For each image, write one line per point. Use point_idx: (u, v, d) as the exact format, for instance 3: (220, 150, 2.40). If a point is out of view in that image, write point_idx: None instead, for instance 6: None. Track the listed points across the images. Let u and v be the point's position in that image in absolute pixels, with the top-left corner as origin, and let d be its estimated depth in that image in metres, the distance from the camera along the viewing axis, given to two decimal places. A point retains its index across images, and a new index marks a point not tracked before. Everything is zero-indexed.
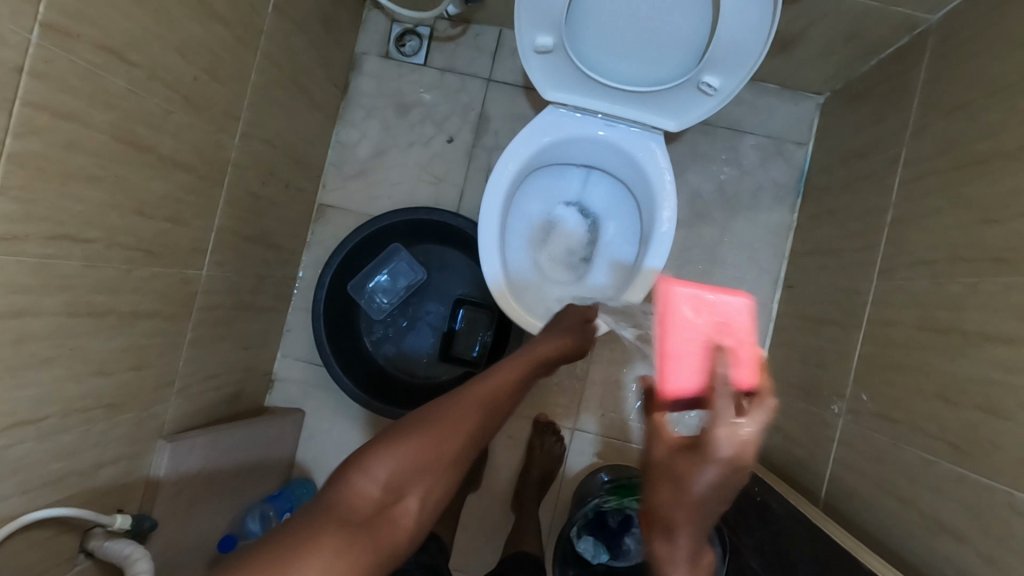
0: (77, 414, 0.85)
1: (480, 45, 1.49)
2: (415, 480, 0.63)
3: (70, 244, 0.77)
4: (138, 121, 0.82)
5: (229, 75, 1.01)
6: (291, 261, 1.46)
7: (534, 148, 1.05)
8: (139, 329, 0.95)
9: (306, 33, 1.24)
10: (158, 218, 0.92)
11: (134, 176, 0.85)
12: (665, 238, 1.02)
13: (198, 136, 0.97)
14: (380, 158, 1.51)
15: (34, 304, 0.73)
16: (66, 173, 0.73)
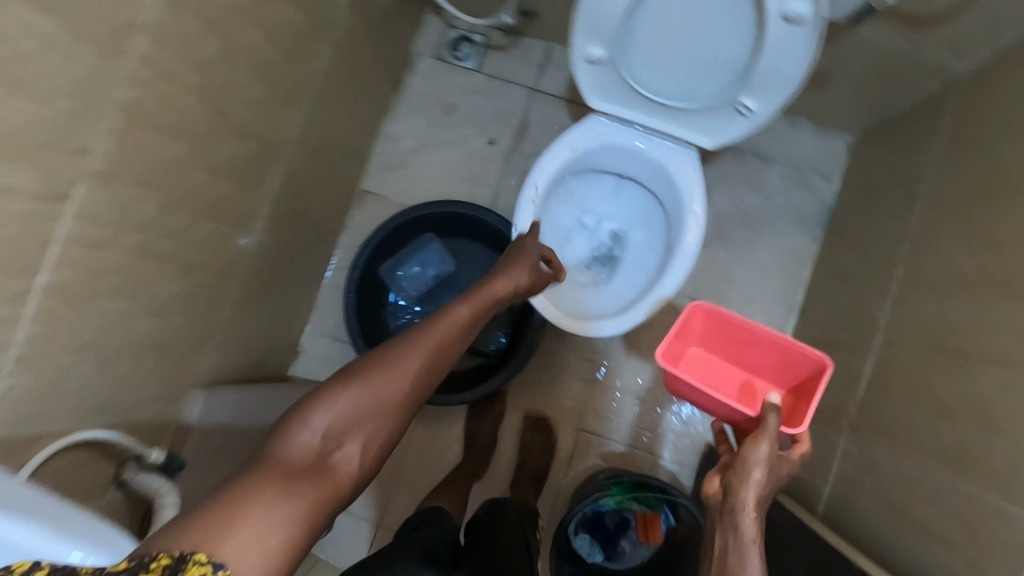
0: (130, 349, 0.92)
1: (529, 56, 1.57)
2: (354, 440, 0.70)
3: (149, 190, 0.84)
4: (220, 87, 0.90)
5: (301, 57, 1.09)
6: (328, 241, 1.53)
7: (573, 153, 1.13)
8: (192, 281, 1.02)
9: (371, 29, 1.33)
10: (223, 179, 1.00)
11: (209, 137, 0.92)
12: (688, 252, 1.08)
13: (267, 109, 1.05)
14: (424, 154, 1.59)
15: (111, 238, 0.80)
16: (158, 124, 0.81)
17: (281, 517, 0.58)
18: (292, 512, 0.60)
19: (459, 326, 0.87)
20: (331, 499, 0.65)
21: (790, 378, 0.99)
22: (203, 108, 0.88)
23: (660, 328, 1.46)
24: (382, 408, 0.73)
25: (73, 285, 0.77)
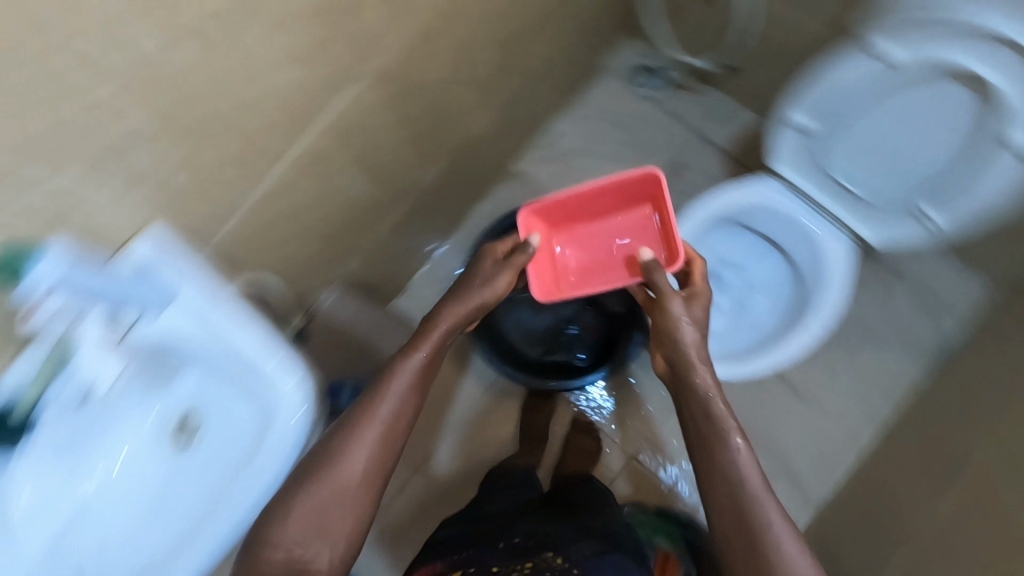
0: (302, 226, 1.01)
1: (707, 106, 1.63)
2: (334, 525, 0.74)
3: (387, 91, 0.94)
4: (469, 24, 1.00)
5: (529, 27, 1.18)
6: (464, 206, 1.59)
7: (734, 206, 1.21)
8: (369, 188, 1.11)
9: (585, 24, 1.41)
10: (432, 107, 1.09)
11: (442, 65, 1.02)
12: (817, 325, 1.13)
13: (486, 64, 1.15)
14: (578, 159, 1.65)
15: (345, 120, 0.90)
16: (422, 42, 0.92)
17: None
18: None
19: (422, 370, 0.81)
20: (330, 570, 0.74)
21: (638, 196, 1.05)
22: (453, 39, 0.99)
23: (746, 398, 1.46)
24: (357, 441, 0.76)
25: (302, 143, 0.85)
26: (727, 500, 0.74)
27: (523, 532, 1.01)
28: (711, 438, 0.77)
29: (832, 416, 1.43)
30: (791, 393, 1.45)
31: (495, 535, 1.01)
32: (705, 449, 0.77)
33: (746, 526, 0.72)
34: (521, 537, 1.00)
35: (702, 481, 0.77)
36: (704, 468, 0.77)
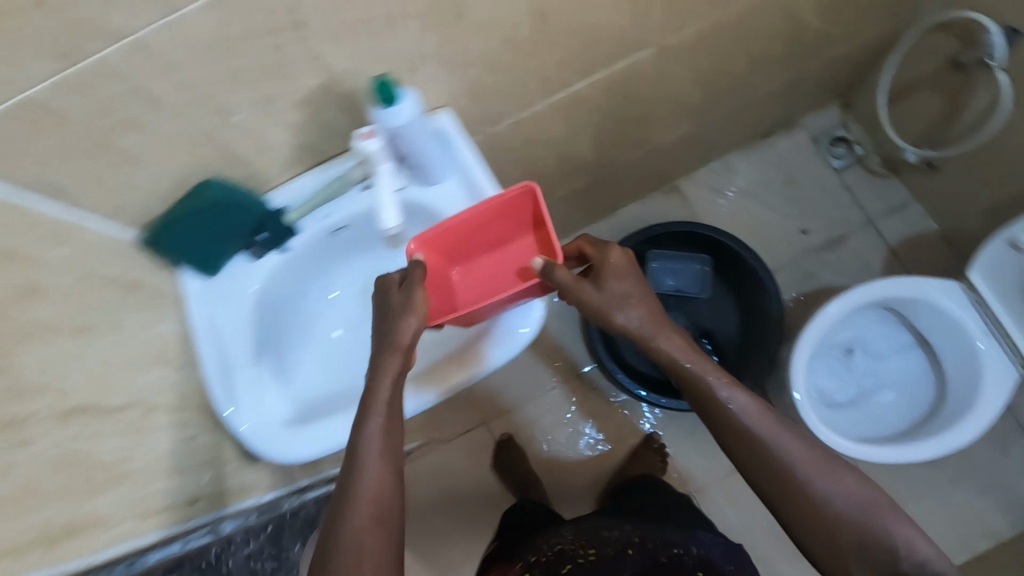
0: (519, 163, 1.05)
1: (887, 196, 1.62)
2: (378, 455, 0.62)
3: (657, 71, 0.98)
4: (749, 34, 1.04)
5: (784, 54, 1.20)
6: (622, 201, 1.61)
7: (905, 294, 1.16)
8: (580, 153, 1.15)
9: (819, 73, 1.41)
10: (673, 97, 1.12)
11: (707, 63, 1.05)
12: (953, 442, 1.08)
13: (732, 77, 1.18)
14: (742, 199, 1.65)
15: (616, 83, 0.94)
16: (710, 38, 0.96)
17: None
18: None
19: (399, 385, 0.66)
20: (390, 516, 0.60)
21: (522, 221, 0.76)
22: (731, 41, 1.02)
23: None
24: (402, 302, 0.67)
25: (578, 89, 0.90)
26: (750, 455, 0.66)
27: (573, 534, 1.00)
28: (720, 400, 0.68)
29: None
30: None
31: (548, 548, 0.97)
32: (699, 406, 0.71)
33: (778, 472, 0.65)
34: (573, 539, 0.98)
35: (725, 448, 0.69)
36: (726, 433, 0.68)
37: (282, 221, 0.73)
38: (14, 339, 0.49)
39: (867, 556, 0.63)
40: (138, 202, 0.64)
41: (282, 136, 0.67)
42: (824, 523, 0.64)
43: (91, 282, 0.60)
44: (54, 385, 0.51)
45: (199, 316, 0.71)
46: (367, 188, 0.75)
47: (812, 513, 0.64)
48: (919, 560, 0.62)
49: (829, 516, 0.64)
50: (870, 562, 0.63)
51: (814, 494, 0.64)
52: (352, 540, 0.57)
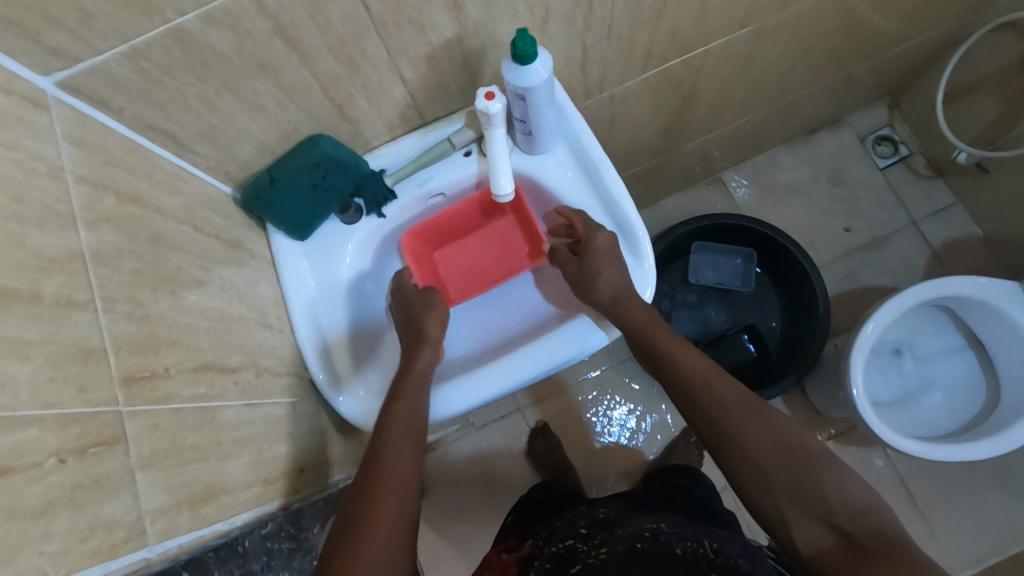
0: None
1: (933, 197, 1.57)
2: (405, 434, 0.63)
3: (739, 49, 0.92)
4: (833, 16, 0.98)
5: (858, 42, 1.15)
6: (663, 191, 1.55)
7: (974, 294, 1.13)
8: (640, 134, 1.08)
9: (882, 67, 1.36)
10: (745, 81, 1.06)
11: (787, 45, 1.00)
12: (1006, 444, 1.07)
13: (804, 64, 1.13)
14: (784, 194, 1.60)
15: (699, 57, 0.88)
16: (798, 16, 0.90)
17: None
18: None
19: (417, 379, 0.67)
20: (406, 498, 0.60)
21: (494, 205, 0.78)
22: (815, 22, 0.96)
23: None
24: (432, 307, 0.72)
25: (663, 59, 0.83)
26: (700, 401, 0.66)
27: (581, 522, 0.90)
28: (674, 348, 0.70)
29: (935, 536, 1.31)
30: (904, 496, 1.34)
31: (556, 534, 0.89)
32: (660, 368, 0.71)
33: (715, 410, 0.65)
34: (579, 528, 0.88)
35: (680, 401, 0.68)
36: (680, 386, 0.68)
37: (381, 184, 0.69)
38: (145, 289, 0.45)
39: (803, 503, 0.58)
40: (243, 157, 0.61)
41: (398, 93, 0.64)
42: (755, 464, 0.61)
43: (186, 232, 0.54)
44: (186, 340, 0.47)
45: (295, 283, 0.69)
46: (470, 155, 0.72)
47: (743, 452, 0.62)
48: (855, 508, 0.57)
49: (760, 456, 0.61)
50: (805, 510, 0.58)
51: (748, 434, 0.63)
52: (371, 508, 0.57)
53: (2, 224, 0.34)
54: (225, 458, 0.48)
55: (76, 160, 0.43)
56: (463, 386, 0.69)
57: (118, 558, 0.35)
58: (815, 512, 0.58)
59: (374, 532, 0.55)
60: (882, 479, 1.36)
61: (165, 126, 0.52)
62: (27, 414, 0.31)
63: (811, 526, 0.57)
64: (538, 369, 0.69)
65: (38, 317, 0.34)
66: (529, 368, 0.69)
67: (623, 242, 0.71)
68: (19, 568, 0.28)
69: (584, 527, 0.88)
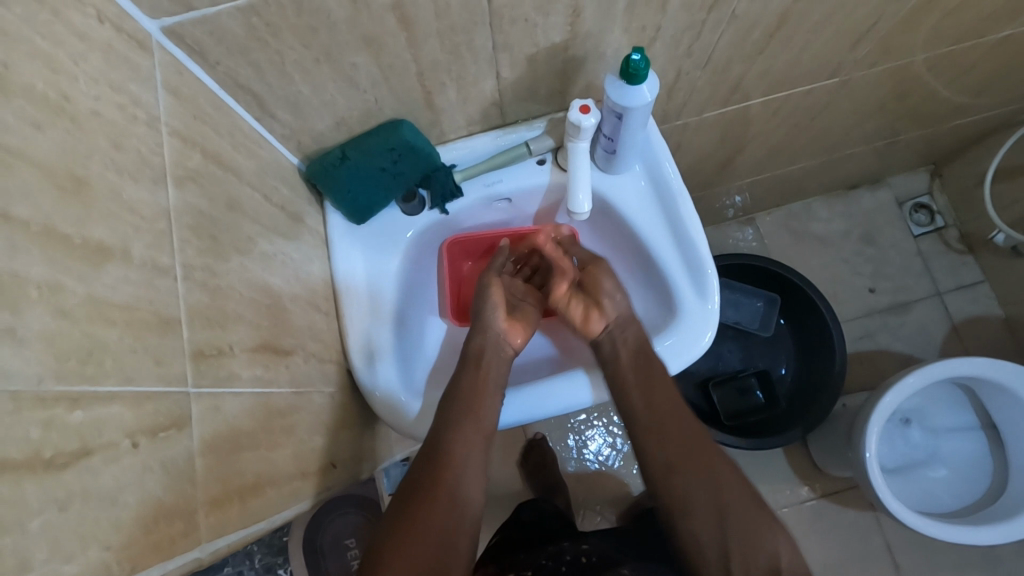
0: None
1: (960, 271, 1.56)
2: (475, 439, 0.62)
3: (816, 99, 0.90)
4: (909, 82, 0.97)
5: (923, 111, 1.14)
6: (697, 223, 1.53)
7: (997, 378, 1.11)
8: (696, 165, 1.06)
9: (936, 136, 1.36)
10: (809, 130, 1.05)
11: (859, 101, 0.98)
12: (1003, 533, 1.06)
13: (866, 122, 1.11)
14: (814, 245, 1.59)
15: (778, 101, 0.86)
16: (879, 75, 0.89)
17: None
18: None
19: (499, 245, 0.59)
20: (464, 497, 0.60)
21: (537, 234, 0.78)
22: (892, 85, 0.95)
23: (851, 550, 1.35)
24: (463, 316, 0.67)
25: (745, 97, 0.81)
26: (654, 422, 0.65)
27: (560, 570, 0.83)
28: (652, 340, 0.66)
29: None
30: (889, 565, 1.34)
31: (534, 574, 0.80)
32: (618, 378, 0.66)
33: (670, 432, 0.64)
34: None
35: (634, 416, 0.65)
36: (638, 403, 0.65)
37: (449, 178, 0.67)
38: (221, 256, 0.43)
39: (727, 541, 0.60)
40: (319, 129, 0.59)
41: (488, 89, 0.61)
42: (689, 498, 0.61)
43: (256, 199, 0.51)
44: (249, 317, 0.45)
45: (348, 264, 0.66)
46: (544, 163, 0.70)
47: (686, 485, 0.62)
48: (769, 561, 0.59)
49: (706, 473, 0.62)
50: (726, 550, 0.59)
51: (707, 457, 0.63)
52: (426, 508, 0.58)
53: (102, 173, 0.31)
54: (273, 447, 0.45)
55: (172, 111, 0.40)
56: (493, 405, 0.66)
57: (174, 555, 0.31)
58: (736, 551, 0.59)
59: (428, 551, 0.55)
60: (868, 545, 1.35)
61: (254, 87, 0.49)
62: (106, 388, 0.28)
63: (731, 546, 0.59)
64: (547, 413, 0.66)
65: (127, 279, 0.32)
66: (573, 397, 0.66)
67: (690, 279, 0.67)
68: (88, 559, 0.26)
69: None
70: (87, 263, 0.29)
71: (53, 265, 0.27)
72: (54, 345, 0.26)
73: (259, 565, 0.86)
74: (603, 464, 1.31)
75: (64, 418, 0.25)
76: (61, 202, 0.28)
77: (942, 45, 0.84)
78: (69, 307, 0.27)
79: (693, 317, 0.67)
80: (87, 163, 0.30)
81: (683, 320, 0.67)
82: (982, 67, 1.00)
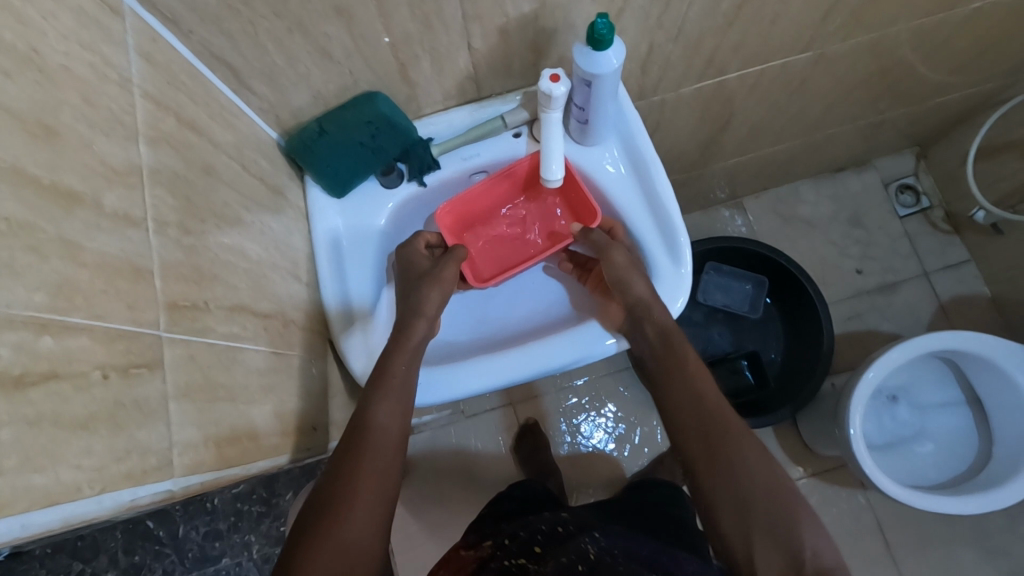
0: None
1: (947, 251, 1.57)
2: (393, 398, 0.59)
3: (792, 75, 0.91)
4: (886, 58, 0.98)
5: (902, 88, 1.15)
6: (685, 208, 1.54)
7: (978, 350, 1.13)
8: (679, 145, 1.07)
9: (919, 116, 1.37)
10: (789, 108, 1.06)
11: (836, 78, 0.99)
12: (995, 502, 1.07)
13: (846, 100, 1.12)
14: (802, 228, 1.60)
15: (754, 76, 0.87)
16: (853, 50, 0.90)
17: (368, 511, 0.53)
18: (367, 503, 0.53)
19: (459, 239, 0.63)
20: (392, 437, 0.58)
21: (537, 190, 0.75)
22: (868, 60, 0.96)
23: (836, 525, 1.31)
24: (436, 279, 0.68)
25: (721, 71, 0.82)
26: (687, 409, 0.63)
27: (536, 535, 0.81)
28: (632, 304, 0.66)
29: None
30: (879, 538, 1.30)
31: (510, 546, 0.80)
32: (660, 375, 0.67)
33: (716, 429, 0.61)
34: (531, 546, 0.78)
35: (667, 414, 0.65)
36: (663, 390, 0.66)
37: (427, 152, 0.68)
38: (197, 218, 0.44)
39: (773, 539, 0.55)
40: (296, 103, 0.60)
41: (462, 62, 0.63)
42: (737, 490, 0.58)
43: (234, 167, 0.52)
44: (225, 277, 0.46)
45: (328, 238, 0.68)
46: (519, 137, 0.71)
47: (733, 474, 0.58)
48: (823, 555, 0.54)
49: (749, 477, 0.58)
50: (773, 548, 0.54)
51: (744, 458, 0.59)
52: (360, 444, 0.56)
53: (73, 124, 0.33)
54: (250, 403, 0.46)
55: (144, 75, 0.41)
56: (469, 369, 0.67)
57: (147, 485, 0.33)
58: (783, 552, 0.54)
59: (358, 505, 0.52)
60: (856, 522, 1.31)
61: (229, 58, 0.51)
62: (77, 322, 0.30)
63: (770, 552, 0.54)
64: (519, 373, 0.67)
65: (99, 225, 0.33)
66: (537, 364, 0.67)
67: (663, 245, 0.69)
68: (56, 480, 0.27)
69: (539, 546, 0.78)
70: (56, 205, 0.30)
71: (25, 204, 0.28)
72: (22, 277, 0.27)
73: (258, 555, 0.94)
74: (597, 443, 1.31)
75: (34, 344, 0.27)
76: (31, 144, 0.29)
77: (915, 16, 0.85)
78: (40, 243, 0.28)
79: (667, 282, 0.69)
80: (57, 113, 0.32)
81: (658, 286, 0.69)
82: (956, 43, 1.01)
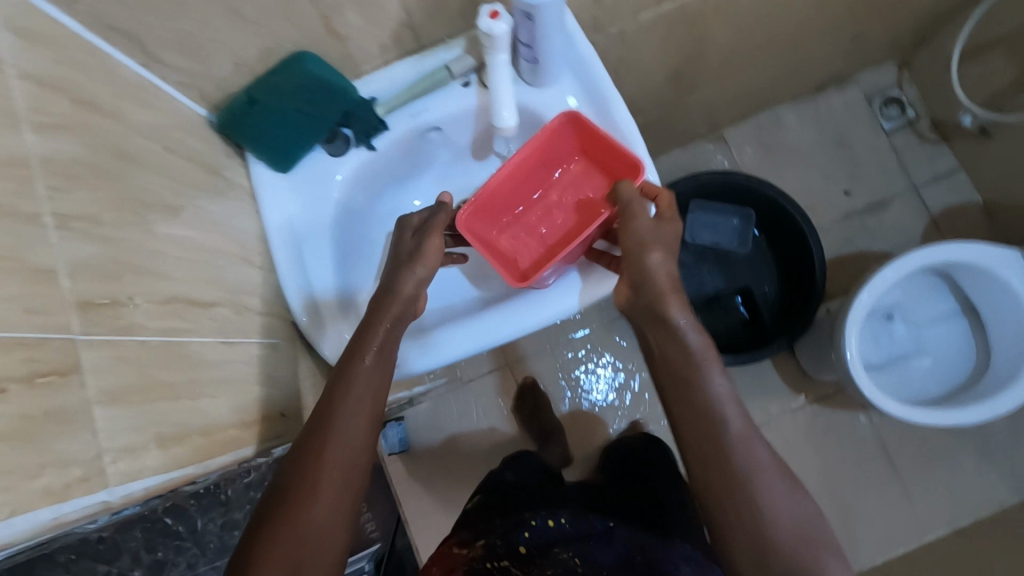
0: None
1: (935, 161, 1.53)
2: (359, 397, 0.56)
3: None
4: None
5: None
6: (664, 146, 1.49)
7: (970, 259, 1.10)
8: (649, 80, 1.02)
9: (898, 22, 1.30)
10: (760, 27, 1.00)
11: None
12: (991, 411, 1.07)
13: (819, 13, 1.06)
14: (787, 154, 1.55)
15: None
16: None
17: (329, 513, 0.52)
18: (330, 505, 0.53)
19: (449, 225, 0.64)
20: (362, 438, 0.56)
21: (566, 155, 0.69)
22: None
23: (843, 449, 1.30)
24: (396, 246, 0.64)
25: None
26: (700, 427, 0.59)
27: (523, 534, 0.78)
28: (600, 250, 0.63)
29: (908, 498, 1.27)
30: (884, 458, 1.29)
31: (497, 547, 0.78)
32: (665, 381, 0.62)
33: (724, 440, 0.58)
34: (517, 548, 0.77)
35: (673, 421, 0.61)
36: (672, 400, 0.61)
37: (372, 113, 0.63)
38: (109, 207, 0.41)
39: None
40: (219, 74, 0.55)
41: (393, 9, 0.58)
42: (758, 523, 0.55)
43: (154, 149, 0.48)
44: (154, 269, 0.43)
45: (278, 216, 0.64)
46: (469, 86, 0.66)
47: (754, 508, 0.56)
48: None
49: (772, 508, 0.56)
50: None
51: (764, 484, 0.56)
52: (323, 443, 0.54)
53: None
54: (201, 398, 0.44)
55: (18, 52, 0.36)
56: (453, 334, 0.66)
57: (70, 501, 0.33)
58: None
59: (318, 504, 0.52)
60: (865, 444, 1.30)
61: (129, 29, 0.46)
62: None
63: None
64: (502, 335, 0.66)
65: None
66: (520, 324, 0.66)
67: None
68: None
69: (523, 548, 0.77)
70: None
71: None
72: None
73: None
74: (599, 396, 1.29)
75: None
76: None
77: None
78: None
79: None
80: None
81: None
82: None
